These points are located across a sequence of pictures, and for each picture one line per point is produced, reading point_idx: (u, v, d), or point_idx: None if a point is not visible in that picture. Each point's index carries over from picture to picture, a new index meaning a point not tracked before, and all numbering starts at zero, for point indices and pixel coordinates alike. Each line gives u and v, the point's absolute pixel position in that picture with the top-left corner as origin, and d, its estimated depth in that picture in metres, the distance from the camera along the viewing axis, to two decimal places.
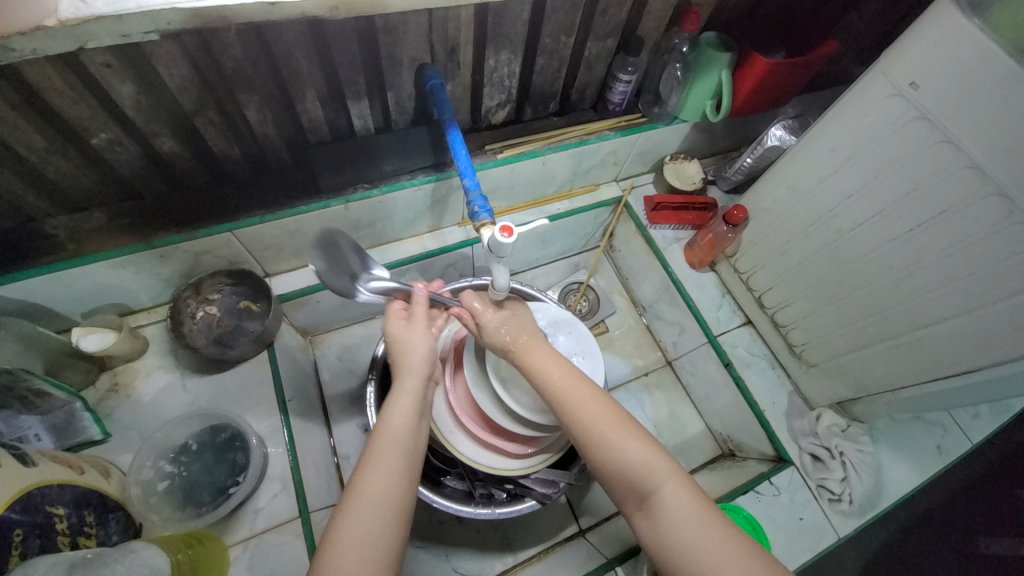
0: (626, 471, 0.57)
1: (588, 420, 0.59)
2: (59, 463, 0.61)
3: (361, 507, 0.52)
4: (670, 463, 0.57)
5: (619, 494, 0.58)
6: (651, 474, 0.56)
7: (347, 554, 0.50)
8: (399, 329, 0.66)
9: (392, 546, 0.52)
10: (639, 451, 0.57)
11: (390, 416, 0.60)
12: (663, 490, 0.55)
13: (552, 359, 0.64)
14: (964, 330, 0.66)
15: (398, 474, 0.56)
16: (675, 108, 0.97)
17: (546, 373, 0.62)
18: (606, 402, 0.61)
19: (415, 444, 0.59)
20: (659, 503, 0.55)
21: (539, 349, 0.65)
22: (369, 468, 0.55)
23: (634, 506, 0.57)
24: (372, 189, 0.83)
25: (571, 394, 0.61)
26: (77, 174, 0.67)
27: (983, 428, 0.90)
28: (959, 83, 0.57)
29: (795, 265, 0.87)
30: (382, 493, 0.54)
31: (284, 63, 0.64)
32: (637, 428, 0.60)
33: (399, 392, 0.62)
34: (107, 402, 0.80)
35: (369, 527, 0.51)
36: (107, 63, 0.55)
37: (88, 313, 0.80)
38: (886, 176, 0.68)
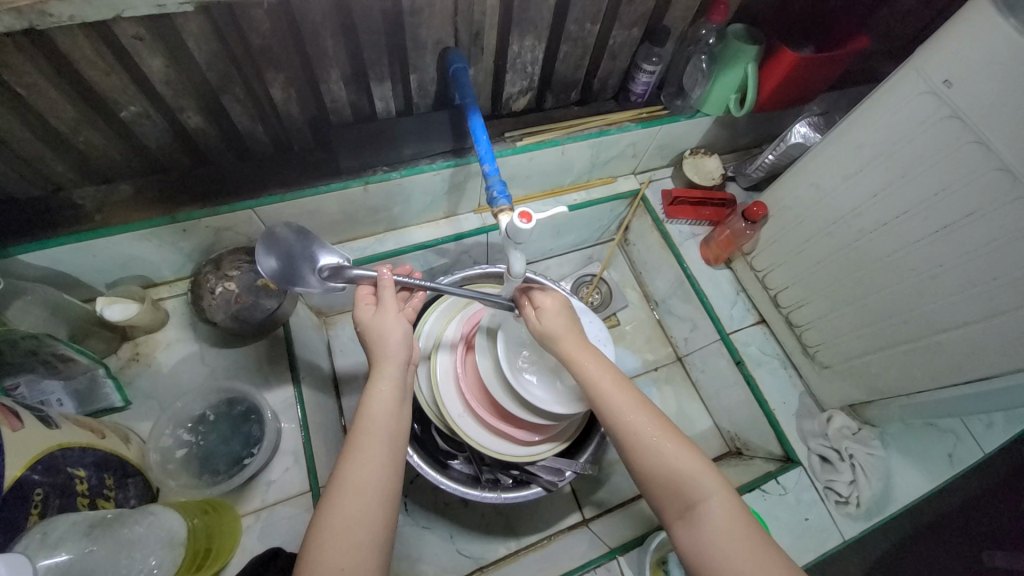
0: (671, 479, 0.56)
1: (633, 427, 0.59)
2: (81, 426, 0.63)
3: (342, 495, 0.53)
4: (715, 475, 0.57)
5: (660, 502, 0.58)
6: (698, 485, 0.56)
7: (338, 538, 0.51)
8: (367, 318, 0.65)
9: (376, 531, 0.53)
10: (687, 462, 0.57)
11: (370, 403, 0.60)
12: (709, 502, 0.55)
13: (599, 361, 0.63)
14: (985, 336, 0.65)
15: (377, 459, 0.56)
16: (698, 102, 0.96)
17: (592, 374, 0.62)
18: (651, 409, 0.61)
19: (393, 430, 0.59)
20: (703, 515, 0.55)
21: (587, 349, 0.64)
22: (350, 455, 0.56)
23: (675, 516, 0.57)
24: (392, 172, 0.83)
25: (618, 399, 0.60)
26: (106, 146, 0.69)
27: (998, 438, 0.89)
28: (995, 81, 0.55)
29: (813, 265, 0.86)
30: (364, 481, 0.54)
31: (310, 41, 0.65)
32: (683, 437, 0.59)
33: (377, 378, 0.62)
34: (128, 371, 0.82)
35: (348, 514, 0.52)
36: (139, 35, 0.56)
37: (112, 283, 0.82)
38: (912, 176, 0.67)
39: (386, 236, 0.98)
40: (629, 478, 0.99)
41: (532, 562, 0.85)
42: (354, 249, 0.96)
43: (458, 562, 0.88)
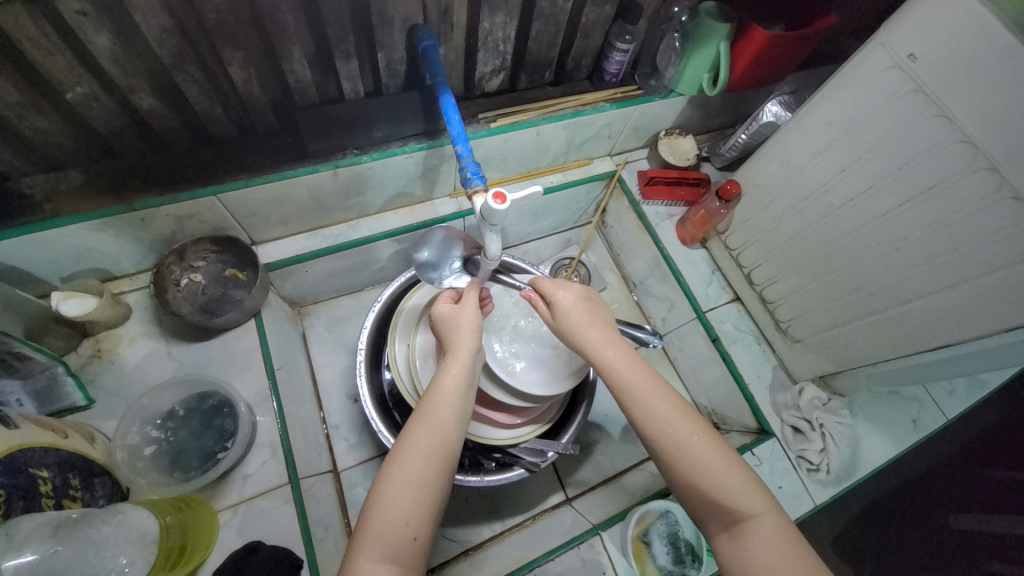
0: (713, 492, 0.53)
1: (673, 436, 0.55)
2: (43, 426, 0.60)
3: (414, 457, 0.53)
4: (763, 491, 0.53)
5: (704, 514, 0.54)
6: (744, 501, 0.52)
7: (400, 495, 0.51)
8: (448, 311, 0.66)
9: (440, 497, 0.54)
10: (732, 476, 0.53)
11: (446, 378, 0.59)
12: (757, 519, 0.51)
13: (636, 364, 0.59)
14: (945, 305, 0.68)
15: (449, 431, 0.56)
16: (672, 81, 0.96)
17: (628, 381, 0.58)
18: (693, 417, 0.56)
19: (464, 410, 0.58)
20: (750, 531, 0.51)
21: (625, 353, 0.60)
22: (423, 420, 0.56)
23: (719, 528, 0.53)
24: (362, 155, 0.81)
25: (658, 408, 0.56)
26: (53, 131, 0.64)
27: (959, 404, 0.93)
28: (956, 55, 0.57)
29: (784, 242, 0.87)
30: (435, 446, 0.54)
31: (269, 17, 0.61)
32: (728, 451, 0.55)
33: (453, 360, 0.61)
34: (90, 368, 0.78)
35: (420, 474, 0.53)
36: (83, 10, 0.53)
37: (68, 278, 0.77)
38: (878, 151, 0.68)
39: (359, 223, 0.96)
40: (611, 457, 1.01)
41: (516, 543, 0.86)
42: (326, 237, 0.93)
43: (443, 546, 0.88)
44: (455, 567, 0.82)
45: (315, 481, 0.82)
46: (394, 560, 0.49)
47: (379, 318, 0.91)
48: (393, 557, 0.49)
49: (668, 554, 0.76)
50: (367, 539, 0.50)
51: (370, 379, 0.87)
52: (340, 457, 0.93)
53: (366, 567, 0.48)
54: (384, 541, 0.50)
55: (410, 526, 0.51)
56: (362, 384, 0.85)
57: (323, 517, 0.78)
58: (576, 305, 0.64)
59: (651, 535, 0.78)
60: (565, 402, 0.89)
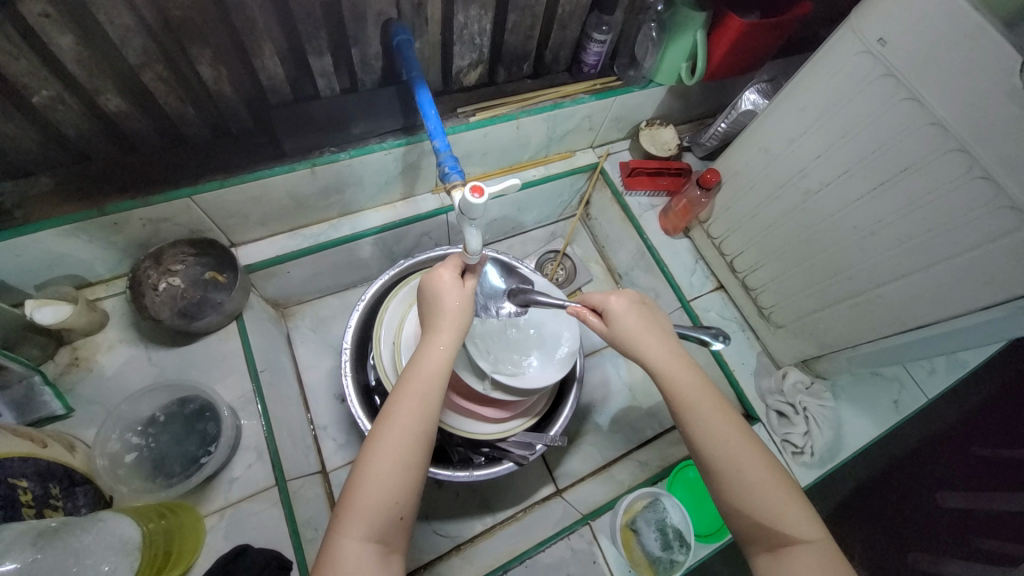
0: (767, 515, 0.54)
1: (731, 458, 0.56)
2: (20, 436, 0.59)
3: (403, 439, 0.54)
4: (815, 517, 0.54)
5: (748, 532, 0.55)
6: (797, 525, 0.53)
7: (386, 476, 0.52)
8: (446, 282, 0.64)
9: (421, 476, 0.55)
10: (788, 502, 0.54)
11: (429, 354, 0.59)
12: (809, 544, 0.52)
13: (700, 383, 0.60)
14: (920, 287, 0.69)
15: (435, 409, 0.57)
16: (651, 71, 0.96)
17: (691, 401, 0.59)
18: (755, 444, 0.58)
19: (446, 388, 0.59)
20: (796, 555, 0.52)
21: (693, 372, 0.61)
22: (408, 397, 0.56)
23: (762, 547, 0.54)
24: (340, 152, 0.80)
25: (720, 429, 0.58)
26: (18, 135, 0.62)
27: (939, 383, 0.95)
28: (924, 39, 0.57)
29: (765, 228, 0.88)
30: (421, 426, 0.55)
31: (237, 13, 0.60)
32: (787, 480, 0.56)
33: (441, 335, 0.61)
34: (68, 377, 0.77)
35: (404, 456, 0.53)
36: (47, 12, 0.51)
37: (41, 285, 0.76)
38: (852, 135, 0.69)
39: (340, 222, 0.95)
40: (600, 447, 1.02)
41: (507, 536, 0.86)
42: (307, 236, 0.93)
43: (435, 542, 0.88)
44: (447, 562, 0.82)
45: (304, 482, 0.81)
46: (380, 538, 0.51)
47: (363, 316, 0.90)
48: (378, 536, 0.51)
49: (657, 541, 0.77)
50: (353, 518, 0.51)
51: (355, 377, 0.86)
52: (329, 457, 0.92)
53: (351, 546, 0.50)
54: (372, 521, 0.51)
55: (396, 506, 0.52)
56: (347, 383, 0.84)
57: (312, 518, 0.77)
58: (641, 323, 0.64)
59: (639, 523, 0.79)
60: (552, 394, 0.88)
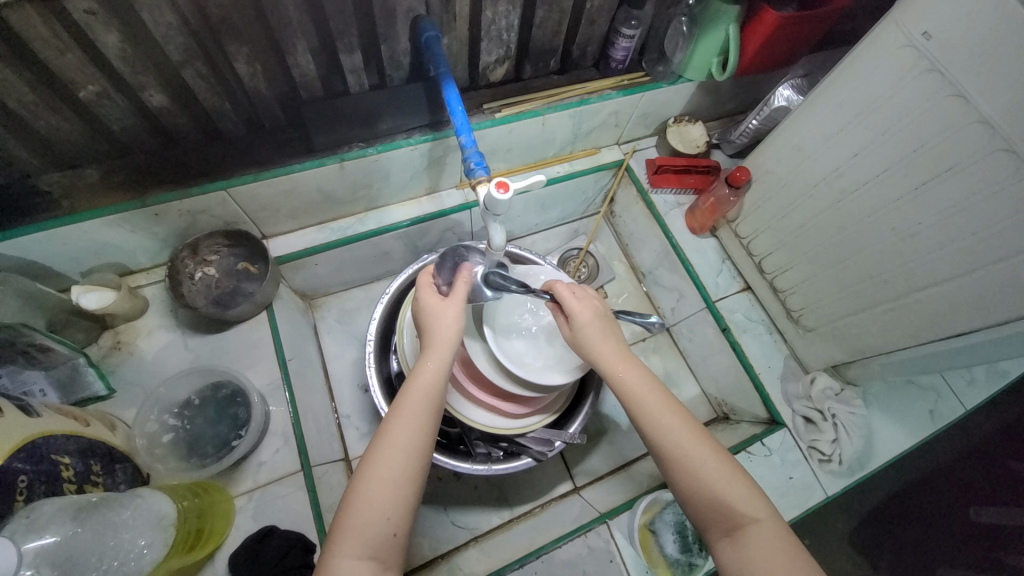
0: (718, 501, 0.55)
1: (680, 449, 0.57)
2: (64, 415, 0.63)
3: (394, 455, 0.55)
4: (762, 497, 0.55)
5: (704, 520, 0.56)
6: (746, 506, 0.54)
7: (377, 492, 0.53)
8: (431, 301, 0.65)
9: (415, 494, 0.56)
10: (736, 485, 0.55)
11: (420, 374, 0.60)
12: (758, 523, 0.53)
13: (644, 378, 0.62)
14: (962, 292, 0.66)
15: (425, 428, 0.58)
16: (680, 67, 0.94)
17: (637, 395, 0.60)
18: (697, 430, 0.59)
19: (438, 407, 0.60)
20: (750, 537, 0.53)
21: (637, 367, 0.63)
22: (399, 417, 0.57)
23: (720, 534, 0.55)
24: (368, 148, 0.81)
25: (666, 421, 0.58)
26: (68, 129, 0.66)
27: (980, 394, 0.91)
28: (972, 33, 0.54)
29: (797, 228, 0.86)
30: (411, 445, 0.56)
31: (271, 11, 0.62)
32: (735, 463, 0.57)
33: (430, 356, 0.61)
34: (110, 359, 0.81)
35: (397, 473, 0.54)
36: (92, 9, 0.54)
37: (88, 272, 0.80)
38: (891, 133, 0.67)
39: (366, 216, 0.97)
40: (618, 447, 1.01)
41: (524, 530, 0.87)
42: (335, 230, 0.95)
43: (453, 533, 0.90)
44: (464, 554, 0.83)
45: (328, 469, 0.84)
46: (373, 555, 0.52)
47: (387, 309, 0.92)
48: (372, 552, 0.52)
49: (676, 543, 0.77)
50: (346, 536, 0.52)
51: (379, 369, 0.87)
52: (352, 446, 0.95)
53: (346, 563, 0.51)
54: (364, 537, 0.52)
55: (389, 523, 0.53)
56: (371, 374, 0.86)
57: (334, 503, 0.79)
58: (595, 322, 0.64)
59: (658, 524, 0.79)
60: (572, 391, 0.88)
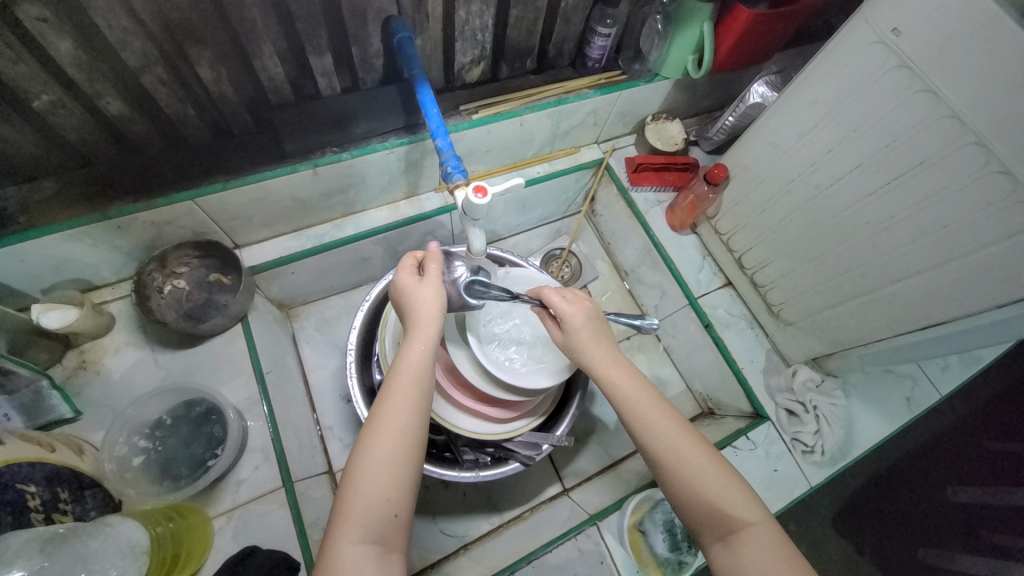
0: (713, 505, 0.54)
1: (674, 453, 0.57)
2: (28, 441, 0.59)
3: (392, 436, 0.54)
4: (756, 501, 0.55)
5: (698, 524, 0.56)
6: (740, 509, 0.54)
7: (376, 475, 0.52)
8: (414, 281, 0.64)
9: (415, 474, 0.55)
10: (730, 488, 0.55)
11: (409, 352, 0.59)
12: (752, 526, 0.53)
13: (638, 384, 0.61)
14: (937, 283, 0.67)
15: (419, 406, 0.57)
16: (656, 65, 0.94)
17: (630, 400, 0.60)
18: (691, 434, 0.59)
19: (430, 383, 0.59)
20: (745, 540, 0.53)
21: (630, 372, 0.62)
22: (392, 399, 0.56)
23: (714, 538, 0.55)
24: (342, 152, 0.79)
25: (660, 425, 0.58)
26: (20, 140, 0.62)
27: (953, 379, 0.93)
28: (939, 30, 0.55)
29: (775, 224, 0.87)
30: (408, 425, 0.55)
31: (235, 14, 0.59)
32: (729, 467, 0.57)
33: (416, 333, 0.60)
34: (75, 380, 0.77)
35: (396, 454, 0.53)
36: (43, 16, 0.51)
37: (48, 289, 0.76)
38: (865, 128, 0.67)
39: (343, 222, 0.94)
40: (606, 446, 1.01)
41: (514, 536, 0.86)
42: (311, 237, 0.92)
43: (442, 542, 0.89)
44: (455, 563, 0.82)
45: (311, 483, 0.81)
46: (377, 539, 0.50)
47: (368, 316, 0.90)
48: (376, 536, 0.50)
49: (666, 542, 0.77)
50: (347, 522, 0.50)
51: (361, 378, 0.85)
52: (335, 458, 0.93)
53: (349, 550, 0.49)
54: (366, 522, 0.50)
55: (390, 505, 0.52)
56: (352, 384, 0.83)
57: (319, 518, 0.77)
58: (588, 326, 0.64)
59: (647, 524, 0.79)
60: (558, 393, 0.88)
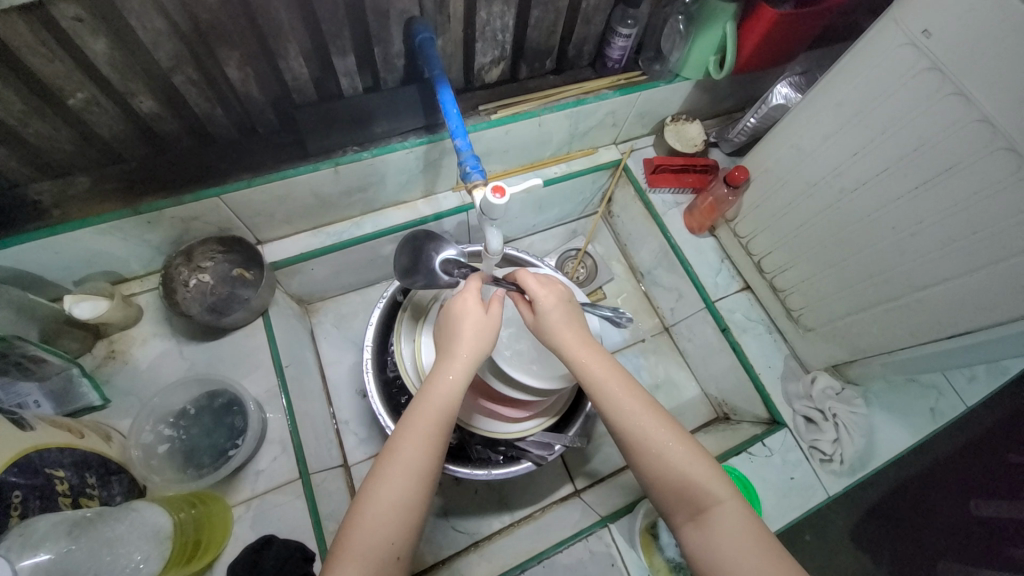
0: (682, 485, 0.55)
1: (643, 432, 0.57)
2: (58, 427, 0.62)
3: (399, 471, 0.54)
4: (724, 478, 0.55)
5: (670, 505, 0.56)
6: (708, 487, 0.54)
7: (382, 509, 0.53)
8: (473, 310, 0.63)
9: (418, 515, 0.55)
10: (698, 465, 0.55)
11: (438, 385, 0.59)
12: (721, 505, 0.54)
13: (607, 365, 0.61)
14: (964, 292, 0.65)
15: (436, 448, 0.57)
16: (677, 65, 0.93)
17: (599, 381, 0.60)
18: (658, 412, 0.58)
19: (451, 423, 0.58)
20: (715, 520, 0.53)
21: (599, 354, 0.62)
22: (406, 433, 0.56)
23: (685, 518, 0.55)
24: (363, 151, 0.81)
25: (628, 405, 0.58)
26: (57, 138, 0.65)
27: (980, 391, 0.90)
28: (974, 30, 0.53)
29: (796, 227, 0.85)
30: (422, 466, 0.55)
31: (262, 15, 0.61)
32: (696, 445, 0.57)
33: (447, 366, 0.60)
34: (104, 369, 0.80)
35: (405, 493, 0.53)
36: (79, 16, 0.53)
37: (80, 281, 0.79)
38: (892, 132, 0.66)
39: (362, 220, 0.96)
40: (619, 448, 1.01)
41: (525, 534, 0.87)
42: (331, 234, 0.94)
43: (453, 538, 0.90)
44: (465, 560, 0.83)
45: (327, 476, 0.83)
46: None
47: (384, 313, 0.91)
48: None
49: (676, 547, 0.75)
50: (347, 556, 0.51)
51: (377, 374, 0.86)
52: (351, 452, 0.94)
53: None
54: (365, 559, 0.51)
55: (393, 545, 0.52)
56: (368, 379, 0.85)
57: (334, 510, 0.79)
58: (559, 308, 0.64)
59: (658, 527, 0.78)
60: (572, 394, 0.88)
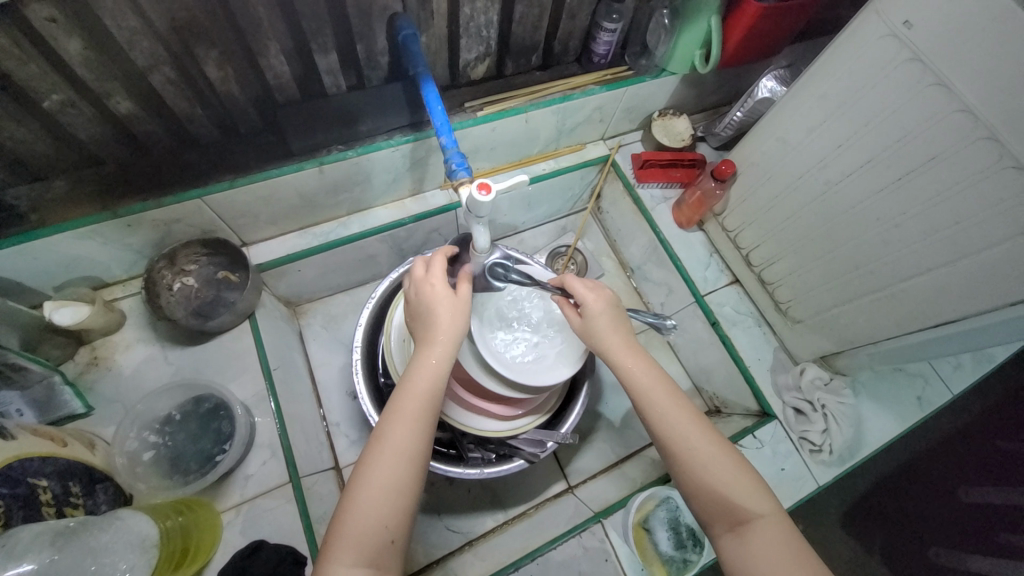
0: (724, 497, 0.55)
1: (687, 443, 0.57)
2: (41, 436, 0.61)
3: (388, 457, 0.54)
4: (768, 493, 0.55)
5: (709, 515, 0.56)
6: (750, 501, 0.54)
7: (372, 496, 0.52)
8: (441, 292, 0.62)
9: (412, 499, 0.54)
10: (741, 480, 0.55)
11: (421, 370, 0.58)
12: (762, 518, 0.54)
13: (655, 373, 0.61)
14: (948, 281, 0.66)
15: (423, 430, 0.56)
16: (663, 60, 0.93)
17: (646, 389, 0.59)
18: (704, 424, 0.58)
19: (437, 404, 0.58)
20: (754, 533, 0.53)
21: (646, 362, 0.62)
22: (397, 419, 0.55)
23: (724, 527, 0.55)
24: (347, 151, 0.79)
25: (675, 414, 0.58)
26: (31, 141, 0.63)
27: (965, 379, 0.92)
28: (954, 21, 0.54)
29: (783, 220, 0.86)
30: (412, 450, 0.55)
31: (240, 14, 0.60)
32: (743, 459, 0.57)
33: (428, 350, 0.59)
34: (87, 376, 0.79)
35: (394, 478, 0.53)
36: (54, 16, 0.52)
37: (60, 287, 0.78)
38: (875, 123, 0.66)
39: (349, 220, 0.95)
40: (611, 443, 1.01)
41: (518, 532, 0.87)
42: (317, 234, 0.93)
43: (447, 538, 0.90)
44: (459, 559, 0.82)
45: (318, 479, 0.82)
46: (372, 565, 0.50)
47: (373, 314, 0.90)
48: (370, 561, 0.50)
49: (670, 540, 0.77)
50: (343, 544, 0.50)
51: (367, 376, 0.85)
52: (342, 453, 0.94)
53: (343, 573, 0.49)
54: (362, 545, 0.50)
55: (388, 530, 0.52)
56: (358, 381, 0.84)
57: (325, 513, 0.78)
58: (606, 313, 0.64)
59: (653, 522, 0.79)
60: (564, 389, 0.88)
